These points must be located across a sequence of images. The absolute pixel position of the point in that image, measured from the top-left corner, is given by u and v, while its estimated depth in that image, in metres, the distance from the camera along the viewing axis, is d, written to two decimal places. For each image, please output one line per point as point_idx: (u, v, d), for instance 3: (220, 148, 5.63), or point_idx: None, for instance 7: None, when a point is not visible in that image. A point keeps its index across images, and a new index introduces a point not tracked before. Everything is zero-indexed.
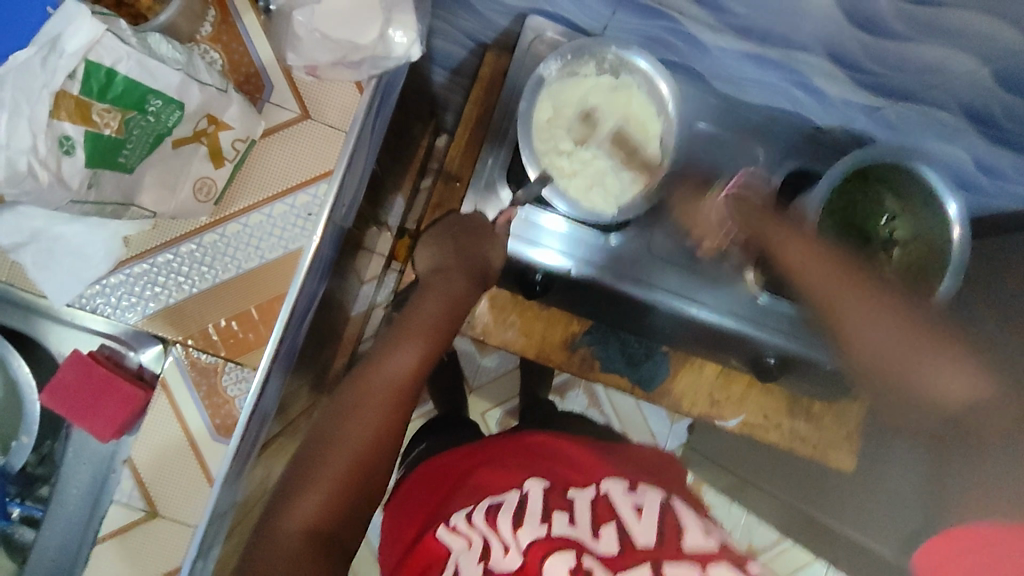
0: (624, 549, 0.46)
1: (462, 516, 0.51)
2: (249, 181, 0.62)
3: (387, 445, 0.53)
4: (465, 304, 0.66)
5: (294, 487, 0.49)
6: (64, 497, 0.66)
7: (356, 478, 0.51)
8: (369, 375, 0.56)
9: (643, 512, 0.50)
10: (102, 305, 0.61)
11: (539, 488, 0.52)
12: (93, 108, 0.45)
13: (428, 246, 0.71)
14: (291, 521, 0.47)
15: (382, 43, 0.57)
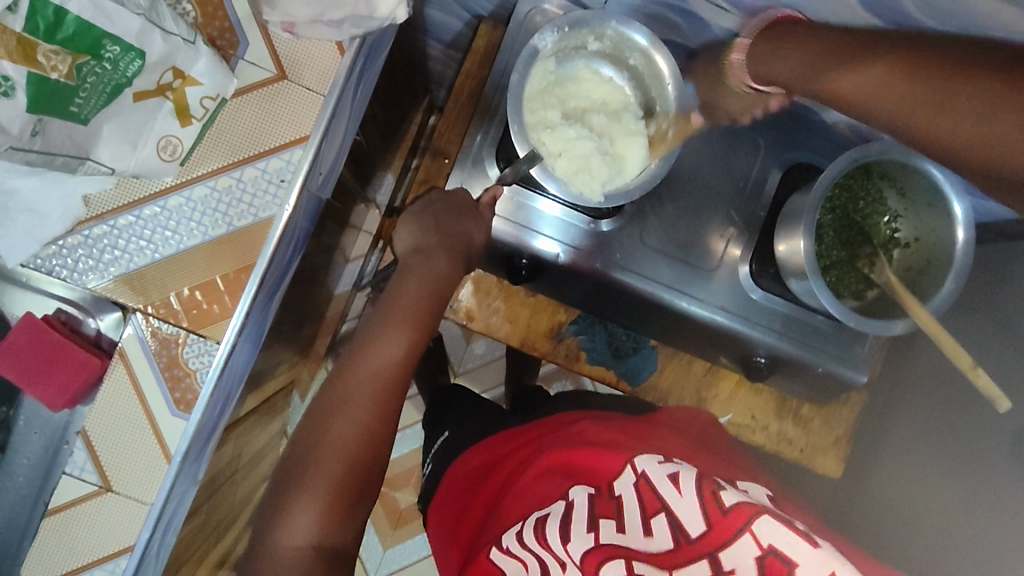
0: (678, 541, 0.43)
1: (507, 533, 0.48)
2: (219, 142, 0.58)
3: (376, 442, 0.52)
4: (450, 283, 0.64)
5: (291, 494, 0.49)
6: (13, 466, 0.64)
7: (352, 482, 0.50)
8: (354, 368, 0.54)
9: (682, 486, 0.46)
10: (58, 267, 0.57)
11: (583, 492, 0.48)
12: (39, 48, 0.42)
13: (408, 222, 0.68)
14: (291, 536, 0.47)
15: (365, 1, 0.55)
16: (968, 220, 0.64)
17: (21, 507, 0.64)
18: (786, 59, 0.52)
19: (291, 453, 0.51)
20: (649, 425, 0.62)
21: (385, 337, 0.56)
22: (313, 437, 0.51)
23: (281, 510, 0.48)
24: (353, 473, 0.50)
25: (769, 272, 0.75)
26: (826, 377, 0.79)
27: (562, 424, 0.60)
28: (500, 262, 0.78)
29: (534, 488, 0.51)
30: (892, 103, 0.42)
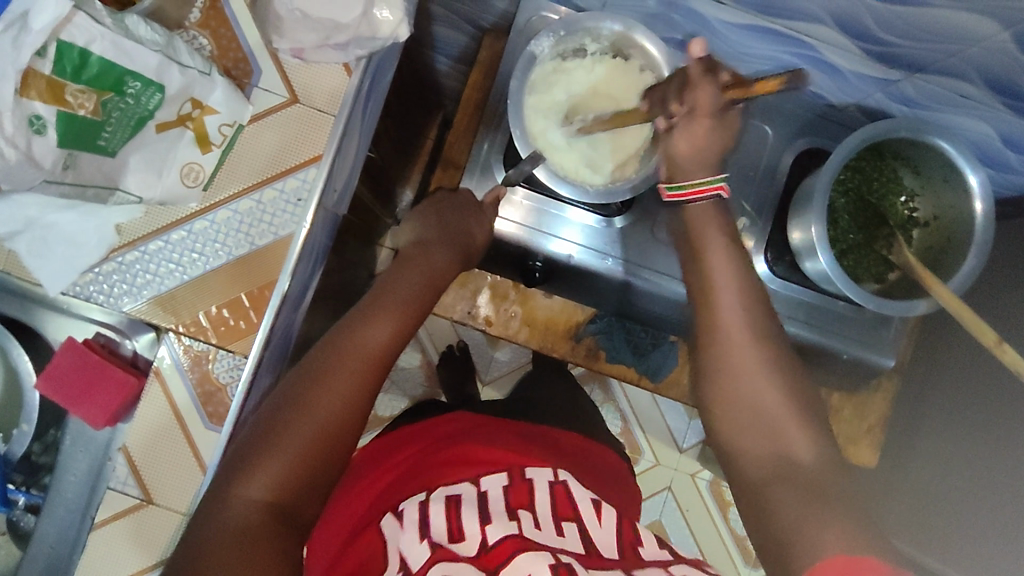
0: (590, 549, 0.45)
1: (413, 505, 0.49)
2: (239, 168, 0.61)
3: (357, 422, 0.50)
4: (444, 277, 0.64)
5: (254, 451, 0.46)
6: (62, 485, 0.67)
7: (323, 453, 0.48)
8: (343, 340, 0.52)
9: (602, 517, 0.49)
10: (94, 293, 0.61)
11: (498, 484, 0.51)
12: (66, 88, 0.45)
13: (411, 221, 0.69)
14: (249, 492, 0.44)
15: (366, 22, 0.56)
16: (986, 193, 0.63)
17: (70, 523, 0.67)
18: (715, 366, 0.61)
19: (258, 422, 0.49)
20: (546, 440, 0.65)
21: (375, 323, 0.54)
22: (291, 400, 0.49)
23: (242, 468, 0.46)
24: (328, 445, 0.48)
25: (786, 261, 0.74)
26: (853, 363, 0.79)
27: (484, 432, 0.63)
28: (510, 262, 0.81)
29: (450, 477, 0.54)
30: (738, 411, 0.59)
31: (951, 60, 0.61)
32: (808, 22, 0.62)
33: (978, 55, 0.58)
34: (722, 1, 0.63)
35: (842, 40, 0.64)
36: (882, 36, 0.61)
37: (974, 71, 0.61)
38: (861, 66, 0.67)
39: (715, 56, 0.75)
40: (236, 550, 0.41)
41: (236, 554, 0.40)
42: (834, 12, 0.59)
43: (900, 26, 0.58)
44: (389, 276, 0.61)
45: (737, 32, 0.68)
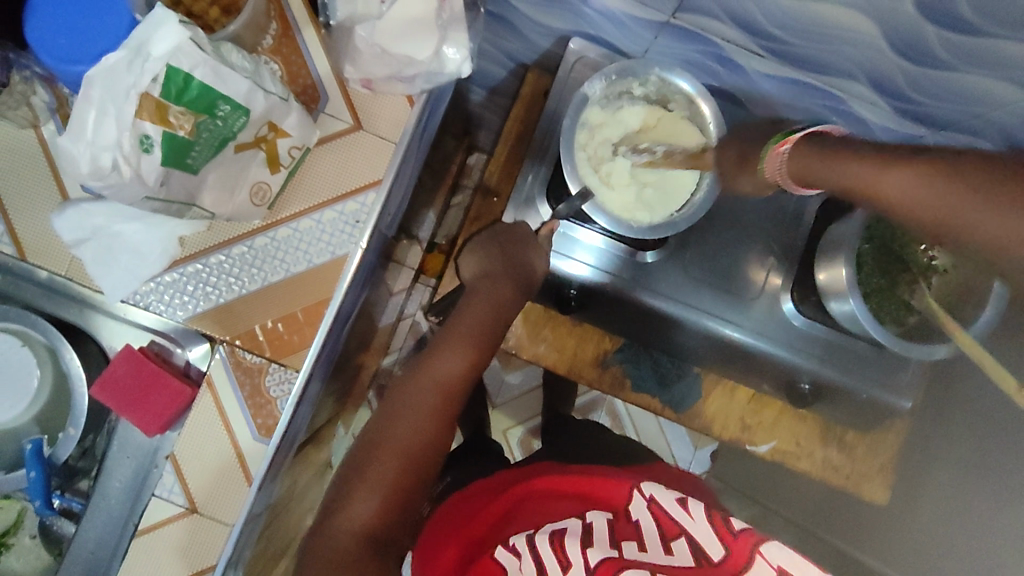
0: (699, 560, 0.50)
1: (523, 539, 0.53)
2: (302, 188, 0.63)
3: (432, 452, 0.58)
4: (514, 309, 0.70)
5: (349, 484, 0.55)
6: (106, 489, 0.67)
7: (405, 483, 0.55)
8: (418, 378, 0.61)
9: (694, 514, 0.56)
10: (155, 303, 0.63)
11: (603, 517, 0.55)
12: (170, 109, 0.47)
13: (471, 250, 0.74)
14: (348, 521, 0.53)
15: (436, 60, 0.60)
16: None
17: (112, 528, 0.67)
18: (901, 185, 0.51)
19: (351, 456, 0.57)
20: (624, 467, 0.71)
21: (447, 357, 0.63)
22: (377, 436, 0.57)
23: (343, 498, 0.54)
24: (410, 474, 0.56)
25: (811, 299, 0.77)
26: (870, 403, 0.82)
27: (560, 466, 0.68)
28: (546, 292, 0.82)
29: (550, 511, 0.58)
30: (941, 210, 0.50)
31: (975, 120, 0.65)
32: (841, 77, 0.67)
33: (1000, 118, 0.63)
34: (761, 54, 0.68)
35: (872, 97, 0.68)
36: (910, 95, 0.65)
37: (995, 131, 0.65)
38: (887, 121, 0.71)
39: (748, 103, 0.79)
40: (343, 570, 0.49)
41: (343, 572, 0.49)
42: (869, 71, 0.64)
43: (930, 88, 0.63)
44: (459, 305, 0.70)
45: (772, 83, 0.73)
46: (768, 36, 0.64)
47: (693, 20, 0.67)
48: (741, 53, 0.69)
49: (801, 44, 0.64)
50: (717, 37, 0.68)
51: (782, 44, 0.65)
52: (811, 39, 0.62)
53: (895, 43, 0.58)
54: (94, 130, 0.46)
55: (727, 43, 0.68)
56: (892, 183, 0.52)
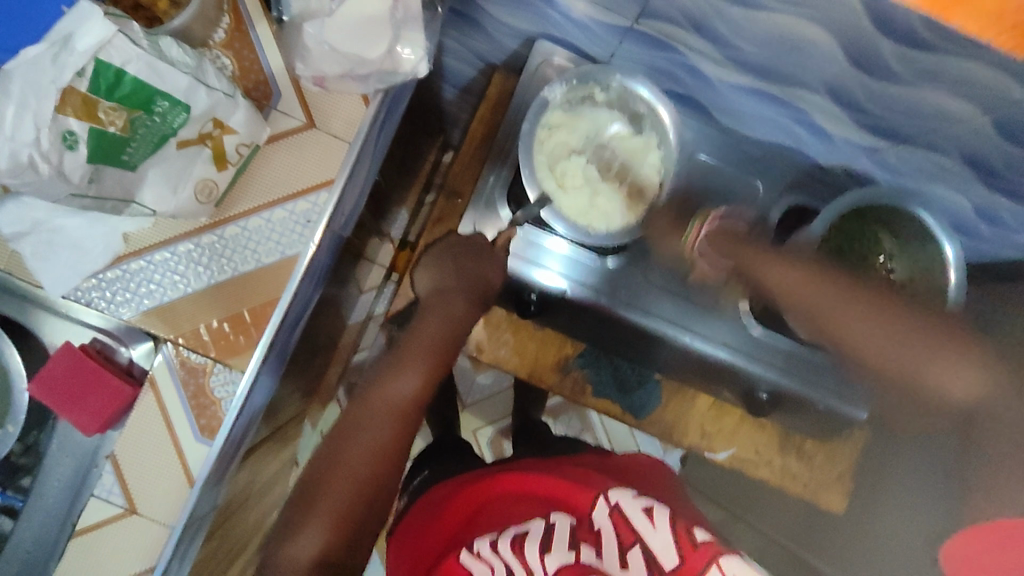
0: (653, 572, 0.50)
1: (486, 545, 0.53)
2: (251, 186, 0.62)
3: (387, 474, 0.57)
4: (467, 322, 0.70)
5: (300, 514, 0.54)
6: (43, 489, 0.67)
7: (359, 506, 0.55)
8: (372, 396, 0.61)
9: (655, 521, 0.54)
10: (97, 299, 0.62)
11: (564, 520, 0.55)
12: (99, 105, 0.46)
13: (427, 266, 0.74)
14: (297, 551, 0.52)
15: (390, 59, 0.58)
16: (959, 263, 0.69)
17: (49, 528, 0.66)
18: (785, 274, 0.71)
19: (305, 481, 0.57)
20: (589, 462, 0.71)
21: (403, 374, 0.62)
22: (329, 459, 0.57)
23: (293, 529, 0.53)
24: (361, 496, 0.55)
25: (770, 309, 0.78)
26: (830, 414, 0.82)
27: (522, 463, 0.68)
28: (508, 296, 0.81)
29: (517, 511, 0.58)
30: (827, 304, 0.69)
31: (935, 136, 0.65)
32: (803, 89, 0.67)
33: (958, 135, 0.63)
34: (725, 63, 0.67)
35: (833, 109, 0.68)
36: (871, 109, 0.65)
37: (955, 148, 0.65)
38: (850, 134, 0.71)
39: (713, 111, 0.79)
40: None
41: None
42: (829, 84, 0.64)
43: (889, 102, 0.63)
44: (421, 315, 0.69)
45: (736, 92, 0.72)
46: (731, 46, 0.64)
47: (656, 26, 0.66)
48: (704, 62, 0.68)
49: (762, 55, 0.63)
50: (680, 44, 0.68)
51: (745, 55, 0.64)
52: (773, 51, 0.62)
53: (853, 57, 0.58)
54: (13, 126, 0.43)
55: (690, 50, 0.68)
56: (773, 272, 0.72)
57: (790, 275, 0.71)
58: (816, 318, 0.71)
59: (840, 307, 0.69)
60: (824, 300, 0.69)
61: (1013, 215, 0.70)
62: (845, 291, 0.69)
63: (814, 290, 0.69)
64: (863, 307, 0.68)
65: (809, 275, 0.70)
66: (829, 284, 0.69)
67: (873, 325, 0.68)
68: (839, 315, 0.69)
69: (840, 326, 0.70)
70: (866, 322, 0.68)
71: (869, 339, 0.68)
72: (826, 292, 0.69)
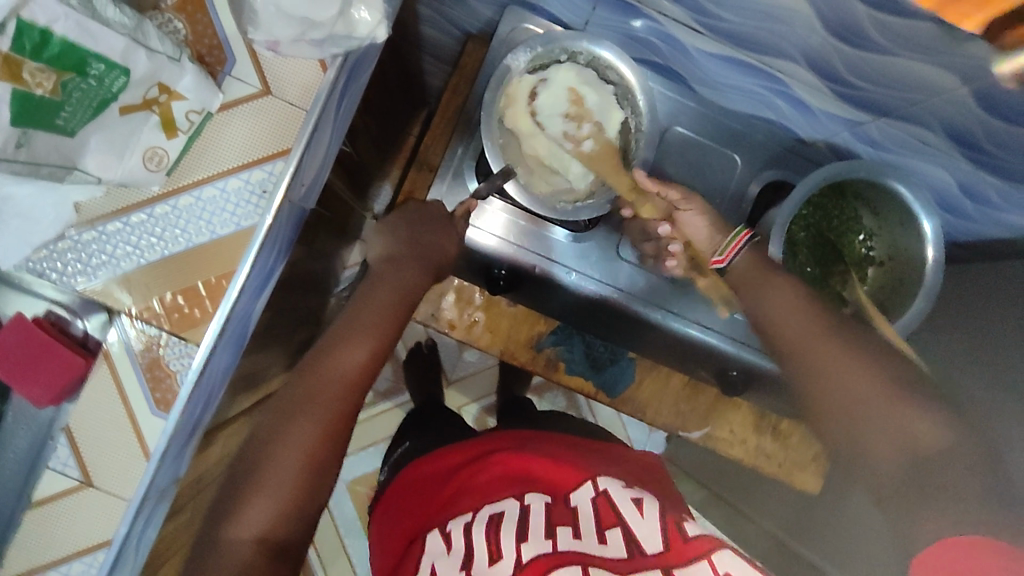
0: (633, 553, 0.47)
1: (459, 531, 0.50)
2: (206, 154, 0.60)
3: (337, 447, 0.55)
4: (418, 292, 0.68)
5: (241, 492, 0.51)
6: (1, 462, 0.67)
7: (307, 483, 0.52)
8: (321, 365, 0.57)
9: (642, 510, 0.52)
10: (48, 270, 0.60)
11: (541, 499, 0.52)
12: (24, 66, 0.44)
13: (381, 231, 0.71)
14: (240, 529, 0.50)
15: (344, 20, 0.56)
16: (937, 238, 0.66)
17: (5, 500, 0.66)
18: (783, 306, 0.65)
19: (245, 455, 0.54)
20: (581, 442, 0.67)
21: (353, 345, 0.59)
22: (272, 434, 0.54)
23: (236, 508, 0.51)
24: (308, 475, 0.53)
25: None
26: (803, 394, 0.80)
27: (517, 441, 0.64)
28: (478, 271, 0.81)
29: (498, 492, 0.54)
30: (792, 312, 0.64)
31: (915, 108, 0.63)
32: (781, 58, 0.64)
33: (939, 107, 0.60)
34: (700, 31, 0.65)
35: (813, 80, 0.65)
36: (849, 79, 0.62)
37: (935, 121, 0.63)
38: (831, 106, 0.69)
39: (692, 83, 0.76)
40: None
41: None
42: (806, 53, 0.61)
43: (868, 72, 0.60)
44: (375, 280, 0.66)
45: (715, 63, 0.70)
46: (708, 13, 0.61)
47: None
48: (680, 30, 0.66)
49: (739, 22, 0.60)
50: (654, 11, 0.65)
51: (722, 22, 0.62)
52: (748, 18, 0.59)
53: (830, 23, 0.55)
54: None
55: (664, 17, 0.65)
56: (767, 296, 0.65)
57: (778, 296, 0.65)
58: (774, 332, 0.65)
59: (804, 333, 0.63)
60: (798, 327, 0.63)
61: (998, 195, 0.67)
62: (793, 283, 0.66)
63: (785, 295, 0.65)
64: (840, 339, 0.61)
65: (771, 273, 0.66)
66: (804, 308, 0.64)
67: (846, 361, 0.59)
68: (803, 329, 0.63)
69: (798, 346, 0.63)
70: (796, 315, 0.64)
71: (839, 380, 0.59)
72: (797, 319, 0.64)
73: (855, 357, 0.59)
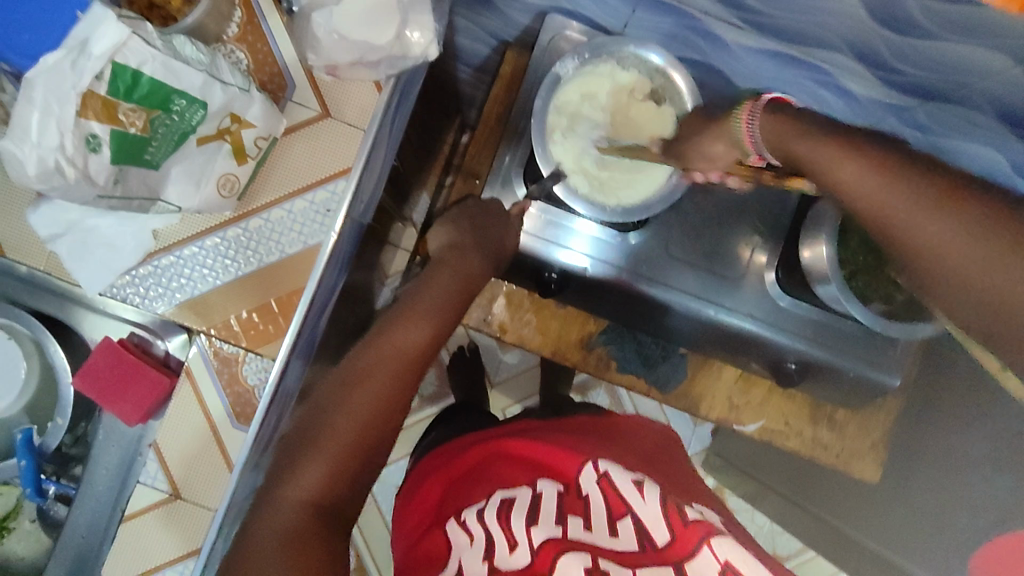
0: (642, 548, 0.47)
1: (473, 517, 0.52)
2: (273, 177, 0.63)
3: (393, 421, 0.57)
4: (479, 280, 0.73)
5: (299, 455, 0.52)
6: (93, 478, 0.71)
7: (363, 451, 0.54)
8: (382, 342, 0.60)
9: (643, 492, 0.53)
10: (131, 294, 0.63)
11: (552, 488, 0.53)
12: (119, 108, 0.48)
13: (444, 225, 0.77)
14: (297, 490, 0.50)
15: (399, 43, 0.58)
16: None
17: (101, 513, 0.71)
18: (851, 175, 0.45)
19: (299, 426, 0.55)
20: (598, 429, 0.69)
21: (414, 329, 0.62)
22: (331, 403, 0.55)
23: (292, 470, 0.51)
24: (359, 446, 0.54)
25: (795, 279, 0.76)
26: (859, 382, 0.80)
27: (531, 428, 0.66)
28: (527, 274, 0.83)
29: (511, 479, 0.55)
30: (876, 196, 0.44)
31: (966, 91, 0.62)
32: (824, 49, 0.64)
33: (991, 88, 0.60)
34: (742, 27, 0.65)
35: (858, 69, 0.65)
36: (896, 66, 0.62)
37: (986, 102, 0.62)
38: (876, 93, 0.69)
39: (733, 77, 0.77)
40: (285, 544, 0.47)
41: (287, 544, 0.47)
42: (851, 43, 0.61)
43: (914, 58, 0.60)
44: (430, 275, 0.70)
45: (756, 57, 0.70)
46: (751, 10, 0.61)
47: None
48: (721, 27, 0.67)
49: (781, 16, 0.61)
50: (694, 11, 0.66)
51: (763, 17, 0.62)
52: (791, 12, 0.60)
53: (876, 12, 0.56)
54: (39, 132, 0.46)
55: (706, 16, 0.66)
56: (849, 173, 0.46)
57: (854, 168, 0.45)
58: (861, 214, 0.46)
59: (915, 205, 0.42)
60: (907, 204, 0.42)
61: None
62: (878, 162, 0.44)
63: (867, 166, 0.44)
64: (936, 203, 0.41)
65: (846, 139, 0.47)
66: (879, 166, 0.44)
67: (967, 233, 0.40)
68: (873, 190, 0.44)
69: (888, 217, 0.44)
70: (850, 166, 0.46)
71: (956, 265, 0.40)
72: (909, 194, 0.42)
73: (973, 223, 0.40)
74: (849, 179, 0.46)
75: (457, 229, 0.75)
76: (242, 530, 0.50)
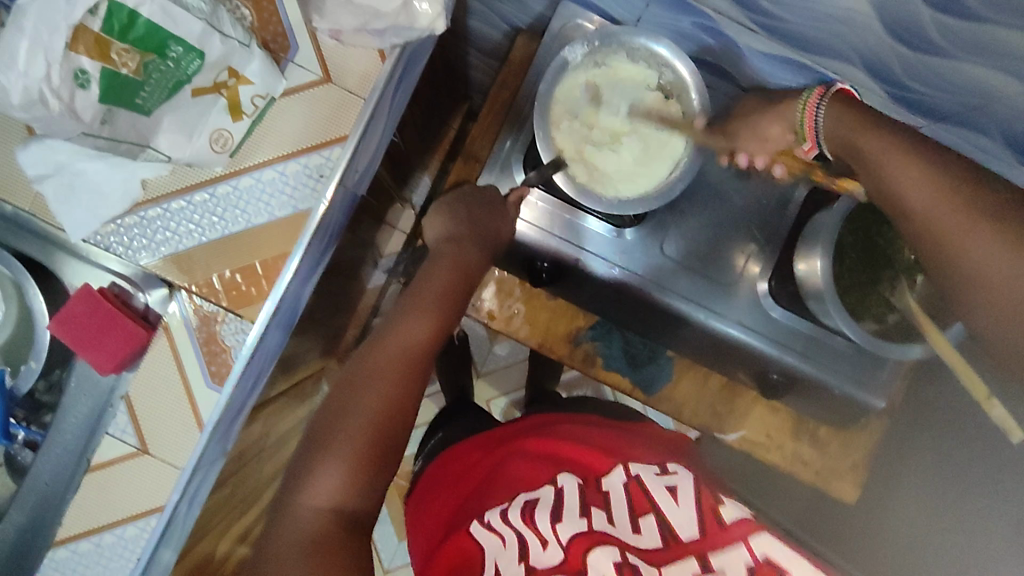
0: (669, 543, 0.47)
1: (495, 515, 0.51)
2: (267, 139, 0.62)
3: (403, 415, 0.56)
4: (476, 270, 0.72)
5: (314, 461, 0.52)
6: (64, 425, 0.70)
7: (374, 451, 0.53)
8: (388, 338, 0.60)
9: (677, 495, 0.51)
10: (115, 244, 0.63)
11: (572, 482, 0.53)
12: (112, 46, 0.48)
13: (439, 214, 0.75)
14: (315, 499, 0.50)
15: (406, 12, 0.58)
16: None
17: (68, 461, 0.70)
18: (914, 186, 0.52)
19: (315, 430, 0.55)
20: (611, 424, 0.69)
21: (417, 324, 0.62)
22: (342, 407, 0.55)
23: (308, 478, 0.51)
24: (373, 446, 0.53)
25: (787, 290, 0.75)
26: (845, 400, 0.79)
27: (544, 425, 0.65)
28: (522, 263, 0.82)
29: (529, 477, 0.55)
30: (936, 207, 0.51)
31: (977, 115, 0.61)
32: (837, 59, 0.63)
33: (1001, 113, 0.59)
34: (756, 30, 0.65)
35: (869, 82, 0.65)
36: (907, 82, 0.62)
37: (995, 128, 0.62)
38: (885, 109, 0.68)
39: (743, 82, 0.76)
40: (309, 555, 0.47)
41: (313, 556, 0.47)
42: (864, 55, 0.61)
43: (926, 76, 0.59)
44: (428, 269, 0.69)
45: (768, 62, 0.69)
46: (766, 13, 0.61)
47: None
48: (734, 29, 0.66)
49: (795, 21, 0.60)
50: (709, 10, 0.65)
51: (778, 21, 0.61)
52: (805, 19, 0.59)
53: (891, 25, 0.55)
54: (26, 62, 0.46)
55: (720, 16, 0.65)
56: (915, 173, 0.52)
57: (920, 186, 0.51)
58: (925, 230, 0.52)
59: (957, 227, 0.49)
60: (948, 212, 0.50)
61: None
62: (941, 180, 0.51)
63: (932, 170, 0.51)
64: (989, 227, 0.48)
65: (914, 150, 0.53)
66: (941, 184, 0.51)
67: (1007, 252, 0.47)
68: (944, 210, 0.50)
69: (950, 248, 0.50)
70: (915, 165, 0.53)
71: (986, 275, 0.48)
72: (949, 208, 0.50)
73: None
74: (909, 200, 0.53)
75: (451, 215, 0.74)
76: (265, 541, 0.50)
